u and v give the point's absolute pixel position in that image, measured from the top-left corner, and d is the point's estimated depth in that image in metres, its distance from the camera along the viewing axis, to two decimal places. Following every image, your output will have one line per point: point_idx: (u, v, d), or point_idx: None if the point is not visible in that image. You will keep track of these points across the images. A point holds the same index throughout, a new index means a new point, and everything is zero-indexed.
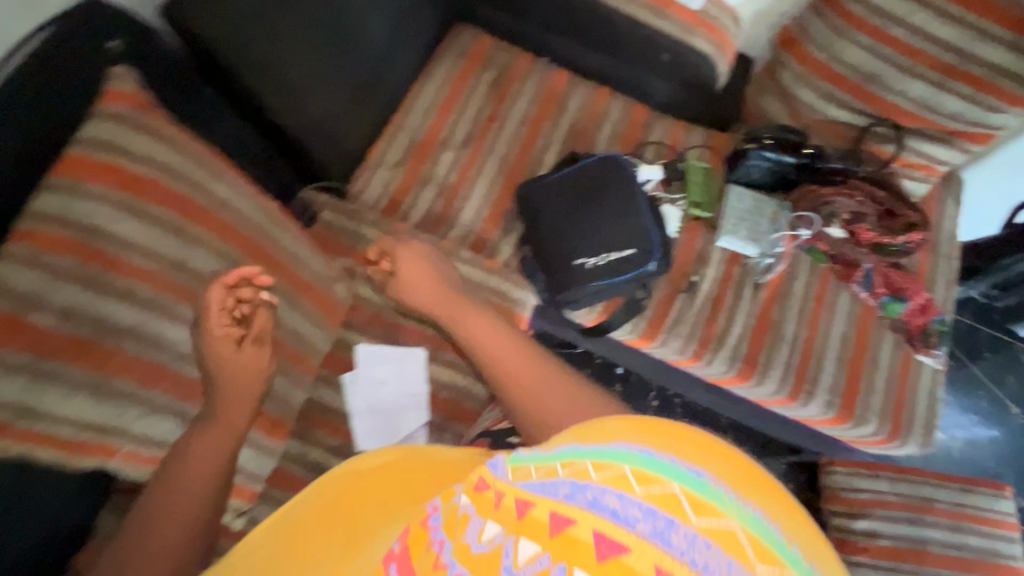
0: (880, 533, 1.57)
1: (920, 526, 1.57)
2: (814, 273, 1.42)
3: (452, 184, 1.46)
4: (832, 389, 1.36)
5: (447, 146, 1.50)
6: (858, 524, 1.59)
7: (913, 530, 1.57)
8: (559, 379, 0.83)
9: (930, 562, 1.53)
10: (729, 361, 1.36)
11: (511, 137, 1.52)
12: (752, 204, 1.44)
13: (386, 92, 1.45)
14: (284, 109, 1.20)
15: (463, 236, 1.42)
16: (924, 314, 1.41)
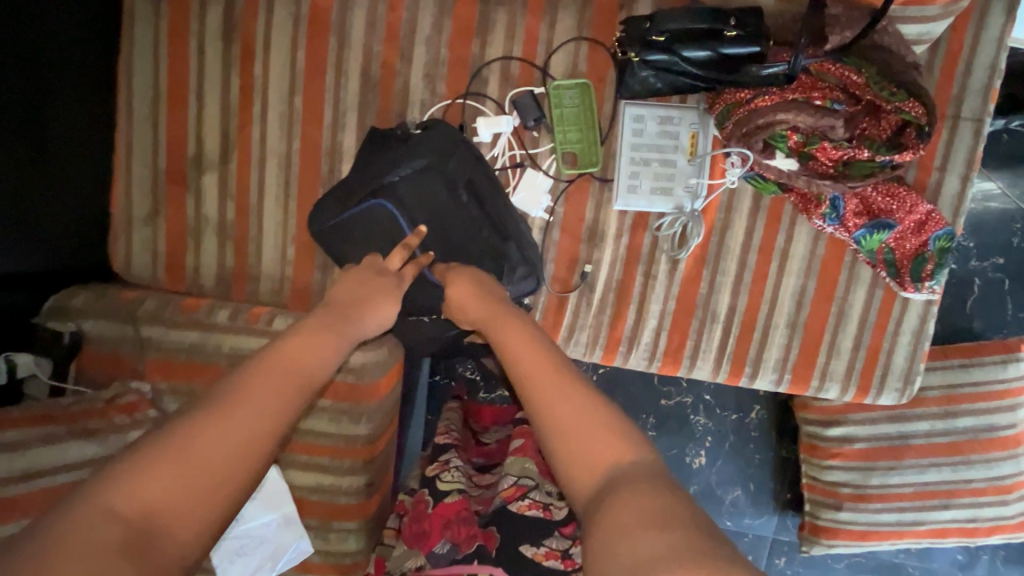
0: (855, 437, 1.42)
1: (904, 423, 1.39)
2: (757, 215, 1.01)
3: (233, 223, 1.05)
4: (781, 365, 1.06)
5: (203, 165, 1.04)
6: (831, 432, 1.43)
7: (894, 429, 1.40)
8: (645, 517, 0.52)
9: (910, 455, 1.40)
10: (646, 362, 1.06)
11: (281, 116, 1.01)
12: (659, 129, 0.97)
13: (83, 113, 0.97)
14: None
15: (275, 289, 1.08)
16: (919, 235, 0.98)
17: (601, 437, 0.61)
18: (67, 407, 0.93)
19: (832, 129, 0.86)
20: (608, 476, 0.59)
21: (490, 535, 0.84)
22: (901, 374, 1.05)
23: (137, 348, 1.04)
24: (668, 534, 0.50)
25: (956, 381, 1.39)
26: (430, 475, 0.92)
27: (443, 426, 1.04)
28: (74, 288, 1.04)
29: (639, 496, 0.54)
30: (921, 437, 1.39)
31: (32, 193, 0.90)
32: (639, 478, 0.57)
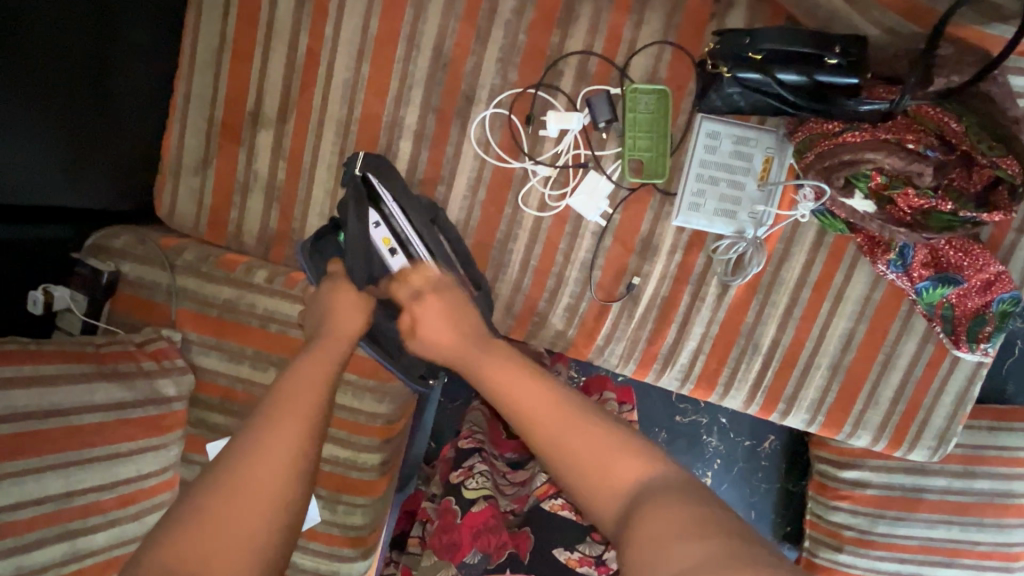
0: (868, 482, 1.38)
1: (920, 476, 1.35)
2: (818, 250, 0.98)
3: (282, 184, 1.03)
4: (816, 406, 1.03)
5: (260, 121, 1.01)
6: (844, 474, 1.40)
7: (909, 480, 1.36)
8: (690, 529, 0.50)
9: (922, 509, 1.35)
10: (678, 383, 1.04)
11: (346, 82, 0.98)
12: (732, 149, 0.93)
13: (149, 52, 0.96)
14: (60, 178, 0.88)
15: None
16: (984, 294, 0.93)
17: (607, 458, 0.59)
18: (100, 347, 0.92)
19: (920, 175, 0.82)
20: (634, 491, 0.56)
21: (524, 536, 0.87)
22: (937, 433, 1.03)
23: (172, 296, 1.03)
24: (709, 542, 0.48)
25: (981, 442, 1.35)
26: (456, 483, 0.91)
27: (465, 428, 1.00)
28: (116, 228, 1.03)
29: (668, 505, 0.53)
30: (934, 491, 1.35)
31: (80, 114, 0.87)
32: (664, 488, 0.55)
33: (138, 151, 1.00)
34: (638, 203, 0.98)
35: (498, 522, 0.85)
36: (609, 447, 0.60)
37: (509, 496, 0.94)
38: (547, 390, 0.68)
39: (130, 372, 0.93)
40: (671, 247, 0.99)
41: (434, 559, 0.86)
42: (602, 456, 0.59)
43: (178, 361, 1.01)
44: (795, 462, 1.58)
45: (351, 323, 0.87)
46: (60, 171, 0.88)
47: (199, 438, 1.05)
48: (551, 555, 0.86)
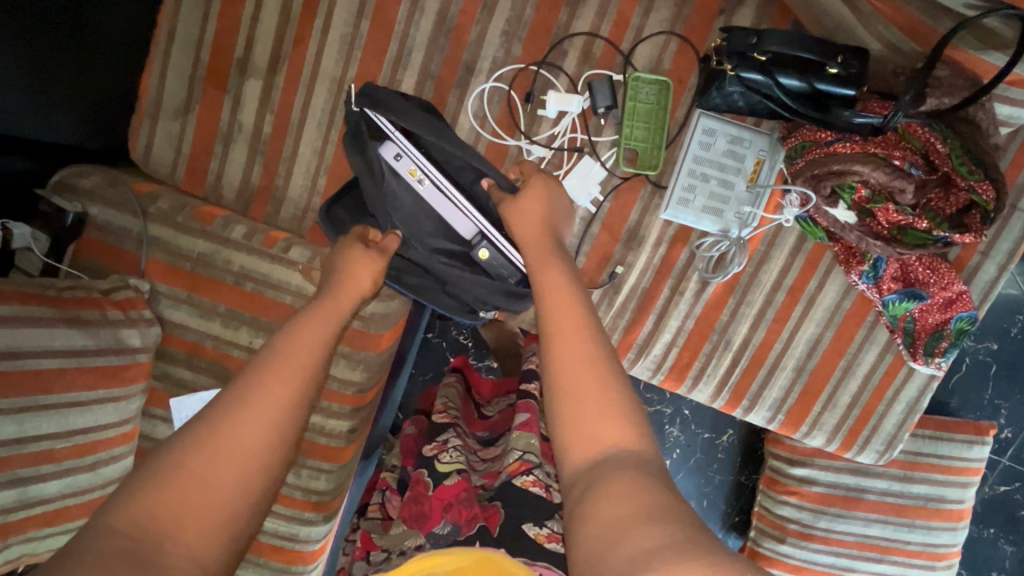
0: (815, 480, 1.45)
1: (864, 477, 1.43)
2: (797, 255, 1.00)
3: (268, 138, 1.00)
4: (777, 405, 1.07)
5: (249, 70, 0.97)
6: (794, 471, 1.47)
7: (854, 480, 1.43)
8: (648, 510, 0.48)
9: (861, 508, 1.43)
10: (649, 373, 1.07)
11: (343, 38, 0.95)
12: (726, 148, 0.94)
13: None
14: (26, 108, 0.83)
15: (296, 216, 1.03)
16: (944, 312, 0.98)
17: (600, 422, 0.58)
18: (62, 291, 0.88)
19: (901, 192, 0.85)
20: (605, 456, 0.55)
21: (493, 512, 0.81)
22: (886, 438, 1.08)
23: (140, 244, 0.99)
24: (663, 529, 0.46)
25: (921, 450, 1.43)
26: (429, 456, 0.93)
27: (439, 403, 1.04)
28: (84, 167, 0.98)
29: (630, 480, 0.51)
30: (874, 494, 1.43)
31: (53, 40, 0.81)
32: (632, 467, 0.53)
33: (114, 85, 0.95)
34: (630, 193, 0.99)
35: (471, 495, 0.84)
36: (614, 408, 0.59)
37: (480, 471, 0.95)
38: (585, 331, 0.65)
39: (93, 320, 0.90)
40: (658, 241, 1.00)
41: (404, 527, 0.86)
42: (601, 413, 0.58)
43: (145, 312, 0.97)
44: (747, 456, 1.64)
45: (358, 284, 0.83)
46: (31, 94, 0.82)
47: (162, 392, 1.02)
48: (520, 529, 0.78)
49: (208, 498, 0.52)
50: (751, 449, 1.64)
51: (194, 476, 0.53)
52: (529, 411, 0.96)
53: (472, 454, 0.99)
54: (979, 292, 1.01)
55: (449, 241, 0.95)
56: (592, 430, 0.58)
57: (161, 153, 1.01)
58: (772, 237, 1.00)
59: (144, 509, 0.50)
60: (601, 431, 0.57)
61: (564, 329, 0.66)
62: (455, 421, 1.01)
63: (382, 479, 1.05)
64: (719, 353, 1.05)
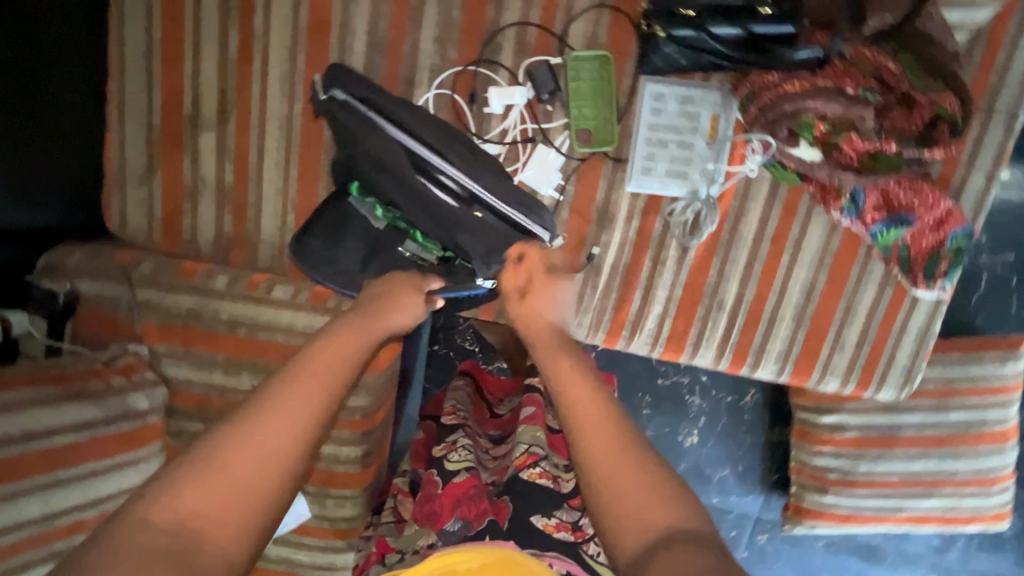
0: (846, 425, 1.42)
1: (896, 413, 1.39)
2: (773, 203, 0.98)
3: (231, 186, 1.02)
4: (784, 356, 1.05)
5: (200, 124, 0.99)
6: (823, 420, 1.43)
7: (886, 418, 1.39)
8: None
9: (900, 445, 1.39)
10: (648, 348, 1.06)
11: (283, 76, 0.96)
12: (678, 109, 0.92)
13: (69, 59, 0.92)
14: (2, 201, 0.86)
15: (274, 256, 1.05)
16: (938, 232, 0.95)
17: (647, 500, 0.58)
18: (65, 368, 0.92)
19: (861, 118, 0.82)
20: (656, 534, 0.55)
21: (502, 505, 0.82)
22: (903, 370, 1.05)
23: (133, 310, 1.03)
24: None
25: (952, 376, 1.38)
26: (438, 457, 0.93)
27: (448, 406, 1.05)
28: (67, 247, 1.01)
29: (690, 555, 0.51)
30: (909, 430, 1.39)
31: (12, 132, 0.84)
32: (688, 538, 0.54)
33: (78, 164, 0.99)
34: (593, 173, 0.97)
35: (479, 490, 0.84)
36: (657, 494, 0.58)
37: (489, 470, 0.95)
38: (609, 424, 0.65)
39: (99, 390, 0.93)
40: (630, 214, 0.99)
41: (417, 527, 0.86)
42: (644, 505, 0.58)
43: (147, 374, 1.01)
44: (774, 413, 1.60)
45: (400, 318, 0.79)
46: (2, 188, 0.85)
47: (178, 448, 1.05)
48: (528, 521, 0.79)
49: (250, 489, 0.51)
50: (776, 406, 1.60)
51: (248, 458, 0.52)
52: (535, 405, 0.97)
53: (481, 453, 0.99)
54: (970, 206, 0.97)
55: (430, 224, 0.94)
56: (635, 514, 0.57)
57: (135, 220, 1.04)
58: (745, 189, 0.97)
59: (187, 501, 0.49)
60: (646, 509, 0.57)
61: (587, 428, 0.64)
62: (463, 422, 1.01)
63: (395, 485, 1.00)
64: (714, 314, 1.03)
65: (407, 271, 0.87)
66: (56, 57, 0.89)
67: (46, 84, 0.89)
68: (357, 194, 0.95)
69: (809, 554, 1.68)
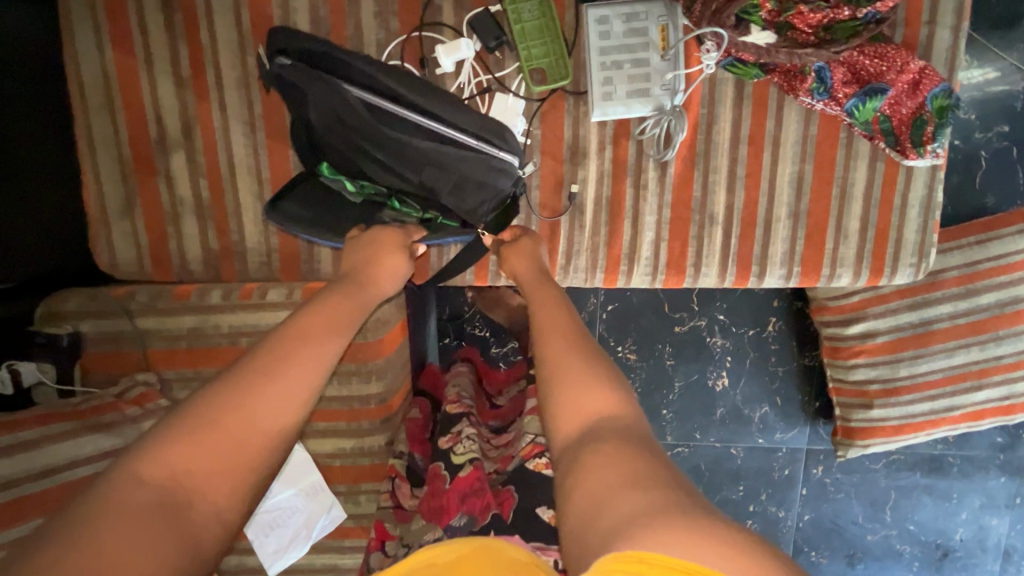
0: (876, 330, 1.36)
1: (926, 308, 1.32)
2: (742, 103, 0.96)
3: (209, 201, 1.03)
4: (789, 258, 1.02)
5: (168, 146, 1.01)
6: (851, 330, 1.37)
7: (916, 315, 1.33)
8: (640, 487, 0.47)
9: (937, 340, 1.33)
10: (650, 278, 1.04)
11: (238, 83, 0.98)
12: (625, 28, 0.92)
13: (32, 107, 0.95)
14: None
15: (264, 262, 1.06)
16: (915, 96, 0.93)
17: (594, 403, 0.58)
18: (77, 405, 0.93)
19: None
20: (590, 427, 0.56)
21: (507, 495, 0.89)
22: (915, 248, 1.01)
23: (136, 341, 1.03)
24: (655, 493, 0.46)
25: (975, 258, 1.31)
26: (444, 449, 0.93)
27: (451, 393, 1.02)
28: (63, 292, 1.03)
29: (625, 458, 0.50)
30: (942, 322, 1.32)
31: None
32: (622, 441, 0.53)
33: (59, 207, 1.01)
34: (556, 111, 0.97)
35: (484, 483, 0.86)
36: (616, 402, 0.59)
37: (493, 457, 0.96)
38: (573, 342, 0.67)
39: (113, 421, 0.93)
40: (601, 145, 0.98)
41: (423, 521, 0.89)
42: (599, 410, 0.58)
43: (161, 400, 1.00)
44: (801, 338, 1.55)
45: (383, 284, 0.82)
46: None
47: None
48: (533, 513, 0.87)
49: (244, 431, 0.53)
50: (803, 330, 1.54)
51: (246, 409, 0.54)
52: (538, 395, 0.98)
53: (484, 442, 0.99)
54: (943, 63, 0.95)
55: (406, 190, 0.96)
56: (582, 418, 0.58)
57: (124, 253, 1.05)
58: (710, 94, 0.96)
59: (173, 460, 0.49)
60: (590, 413, 0.58)
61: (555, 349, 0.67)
62: (469, 409, 0.98)
63: (392, 466, 1.01)
64: (708, 229, 1.01)
65: (390, 228, 0.89)
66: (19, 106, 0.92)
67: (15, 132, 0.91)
68: (327, 171, 0.97)
69: (870, 479, 1.61)
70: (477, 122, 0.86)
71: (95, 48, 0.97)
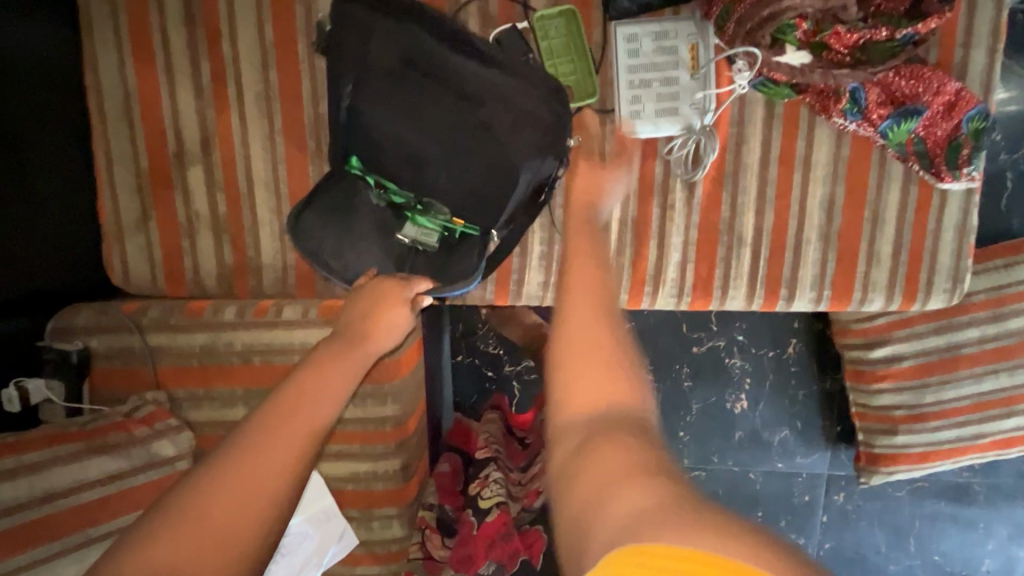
0: (901, 354, 1.32)
1: (953, 332, 1.28)
2: (772, 123, 0.94)
3: (226, 216, 1.01)
4: (819, 281, 0.99)
5: (186, 159, 0.99)
6: (876, 353, 1.33)
7: (943, 339, 1.29)
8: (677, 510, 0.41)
9: (964, 366, 1.29)
10: (675, 300, 1.01)
11: (259, 97, 0.96)
12: (654, 46, 0.90)
13: (51, 119, 0.93)
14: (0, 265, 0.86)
15: (279, 278, 1.04)
16: (951, 118, 0.91)
17: (620, 432, 0.50)
18: (85, 424, 0.90)
19: (845, 9, 0.79)
20: (618, 454, 0.48)
21: (535, 538, 0.96)
22: (949, 272, 0.99)
23: (147, 358, 1.00)
24: (645, 487, 0.45)
25: (1002, 281, 1.27)
26: (473, 496, 1.03)
27: (481, 441, 1.14)
28: (75, 307, 1.01)
29: (653, 487, 0.45)
30: (970, 347, 1.28)
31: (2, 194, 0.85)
32: (649, 471, 0.46)
33: (74, 221, 0.99)
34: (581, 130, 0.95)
35: (510, 528, 0.96)
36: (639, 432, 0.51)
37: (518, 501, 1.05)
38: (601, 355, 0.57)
39: (122, 442, 0.90)
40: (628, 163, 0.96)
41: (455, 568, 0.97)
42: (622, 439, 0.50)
43: (171, 420, 0.97)
44: (822, 360, 1.51)
45: (383, 335, 0.80)
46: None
47: None
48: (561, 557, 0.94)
49: None
50: (824, 353, 1.51)
51: (246, 478, 0.54)
52: None
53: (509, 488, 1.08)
54: (978, 85, 0.93)
55: (434, 200, 0.94)
56: (604, 446, 0.49)
57: (137, 267, 1.03)
58: (739, 115, 0.94)
59: None
60: (612, 442, 0.50)
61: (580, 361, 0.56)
62: (495, 456, 1.09)
63: (420, 518, 1.07)
64: (736, 250, 0.98)
65: (393, 279, 0.88)
66: (38, 118, 0.91)
67: (32, 144, 0.90)
68: (357, 168, 0.95)
69: (894, 506, 1.56)
70: (544, 99, 0.87)
71: (116, 60, 0.96)
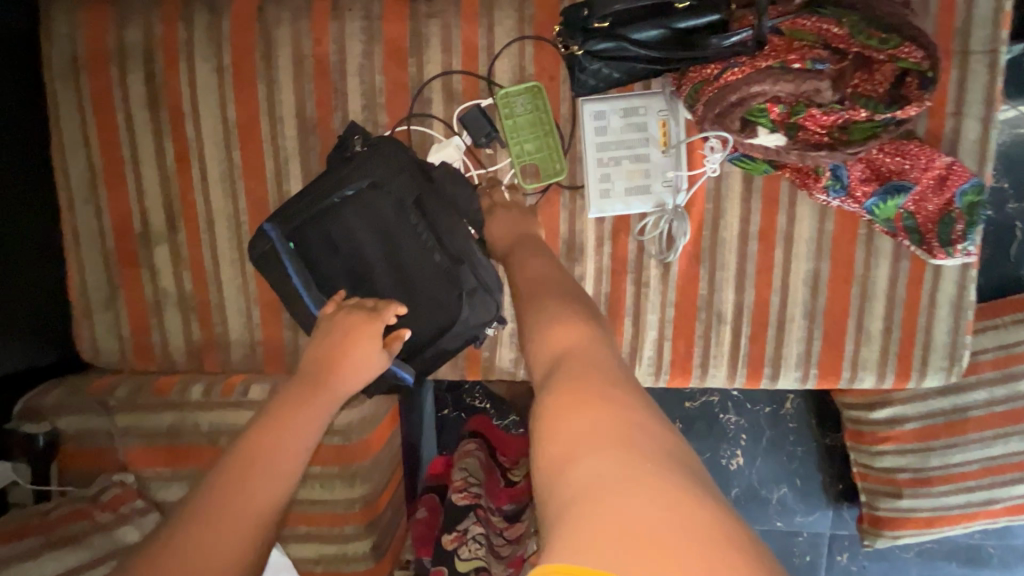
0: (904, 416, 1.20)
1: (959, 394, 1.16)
2: (751, 198, 0.90)
3: (193, 293, 1.00)
4: (805, 359, 0.94)
5: (152, 238, 0.98)
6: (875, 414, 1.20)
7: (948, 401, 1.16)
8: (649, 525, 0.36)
9: (971, 429, 1.16)
10: (653, 377, 0.96)
11: (223, 176, 0.95)
12: (623, 123, 0.87)
13: (16, 202, 0.93)
14: None
15: (248, 354, 1.02)
16: (943, 192, 0.84)
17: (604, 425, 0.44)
18: (49, 512, 0.89)
19: (817, 92, 0.76)
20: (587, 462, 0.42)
21: None
22: (945, 350, 0.93)
23: (115, 438, 0.99)
24: (630, 474, 0.40)
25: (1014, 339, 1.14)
26: (450, 551, 1.00)
27: (458, 480, 1.09)
28: (44, 386, 1.00)
29: (628, 495, 0.38)
30: (976, 411, 1.16)
31: None
32: (625, 475, 0.40)
33: (42, 300, 0.98)
34: (551, 206, 0.91)
35: None
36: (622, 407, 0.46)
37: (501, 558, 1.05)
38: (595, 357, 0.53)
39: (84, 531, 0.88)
40: (600, 240, 0.92)
41: None
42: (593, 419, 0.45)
43: (137, 502, 0.95)
44: (821, 419, 1.45)
45: (351, 382, 0.78)
46: None
47: None
48: None
49: None
50: (823, 410, 1.45)
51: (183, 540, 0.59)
52: None
53: (494, 536, 1.08)
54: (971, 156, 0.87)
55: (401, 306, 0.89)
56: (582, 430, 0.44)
57: (107, 345, 1.02)
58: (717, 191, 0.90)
59: None
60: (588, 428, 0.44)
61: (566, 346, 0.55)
62: (474, 503, 1.06)
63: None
64: (716, 327, 0.94)
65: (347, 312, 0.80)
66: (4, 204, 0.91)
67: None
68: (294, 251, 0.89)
69: (900, 568, 1.48)
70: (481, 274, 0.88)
71: (82, 143, 0.95)
